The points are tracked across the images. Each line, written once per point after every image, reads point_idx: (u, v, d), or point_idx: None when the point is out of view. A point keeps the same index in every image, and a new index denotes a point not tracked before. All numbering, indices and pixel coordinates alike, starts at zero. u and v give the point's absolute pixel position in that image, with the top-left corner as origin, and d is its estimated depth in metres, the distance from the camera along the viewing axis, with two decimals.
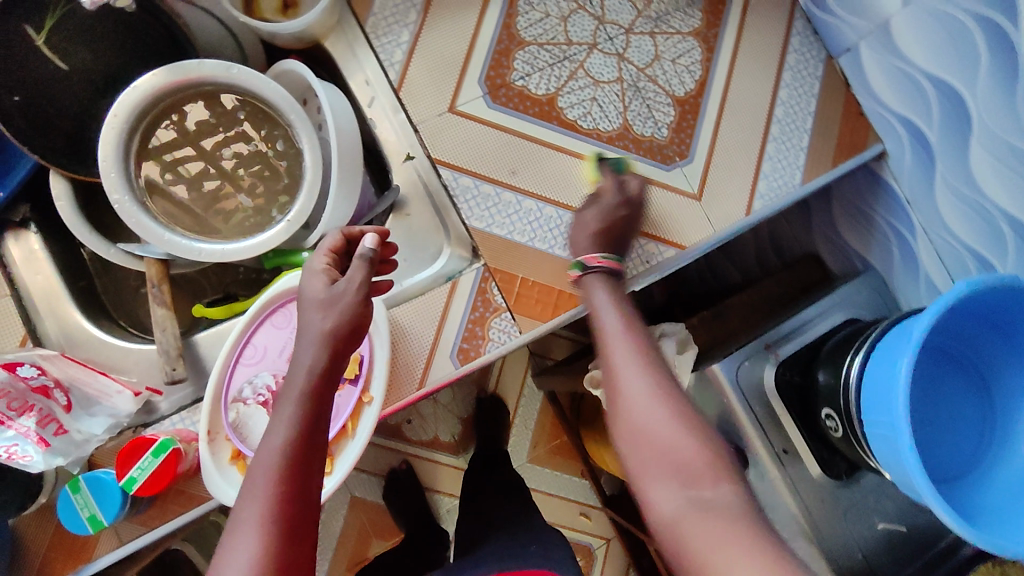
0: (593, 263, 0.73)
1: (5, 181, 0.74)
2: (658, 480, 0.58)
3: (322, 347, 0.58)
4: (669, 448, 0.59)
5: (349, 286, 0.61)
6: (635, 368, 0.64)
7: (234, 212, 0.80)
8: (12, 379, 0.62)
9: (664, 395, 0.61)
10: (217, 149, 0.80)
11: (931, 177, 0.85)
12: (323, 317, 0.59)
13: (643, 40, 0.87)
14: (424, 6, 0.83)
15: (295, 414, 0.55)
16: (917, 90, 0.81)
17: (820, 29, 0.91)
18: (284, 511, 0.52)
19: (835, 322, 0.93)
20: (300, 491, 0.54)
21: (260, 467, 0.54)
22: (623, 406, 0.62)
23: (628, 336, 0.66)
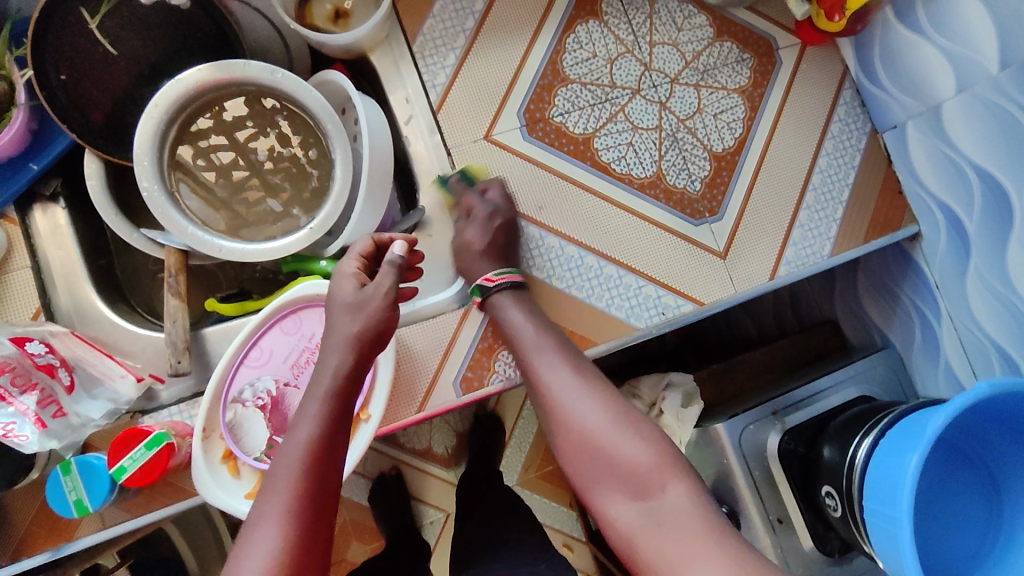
0: (491, 284, 0.77)
1: (42, 154, 0.74)
2: (609, 490, 0.68)
3: (348, 350, 0.61)
4: (617, 460, 0.68)
5: (376, 291, 0.62)
6: (564, 379, 0.72)
7: (258, 205, 0.81)
8: (19, 354, 0.63)
9: (594, 399, 0.72)
10: (250, 142, 0.81)
11: (963, 266, 0.83)
12: (352, 320, 0.62)
13: (688, 91, 0.87)
14: (473, 32, 0.84)
15: (318, 412, 0.60)
16: (960, 177, 0.80)
17: (867, 101, 0.90)
18: (302, 507, 0.56)
19: (849, 395, 0.94)
20: (321, 486, 0.57)
21: (282, 463, 0.58)
22: (565, 421, 0.72)
23: (547, 351, 0.74)
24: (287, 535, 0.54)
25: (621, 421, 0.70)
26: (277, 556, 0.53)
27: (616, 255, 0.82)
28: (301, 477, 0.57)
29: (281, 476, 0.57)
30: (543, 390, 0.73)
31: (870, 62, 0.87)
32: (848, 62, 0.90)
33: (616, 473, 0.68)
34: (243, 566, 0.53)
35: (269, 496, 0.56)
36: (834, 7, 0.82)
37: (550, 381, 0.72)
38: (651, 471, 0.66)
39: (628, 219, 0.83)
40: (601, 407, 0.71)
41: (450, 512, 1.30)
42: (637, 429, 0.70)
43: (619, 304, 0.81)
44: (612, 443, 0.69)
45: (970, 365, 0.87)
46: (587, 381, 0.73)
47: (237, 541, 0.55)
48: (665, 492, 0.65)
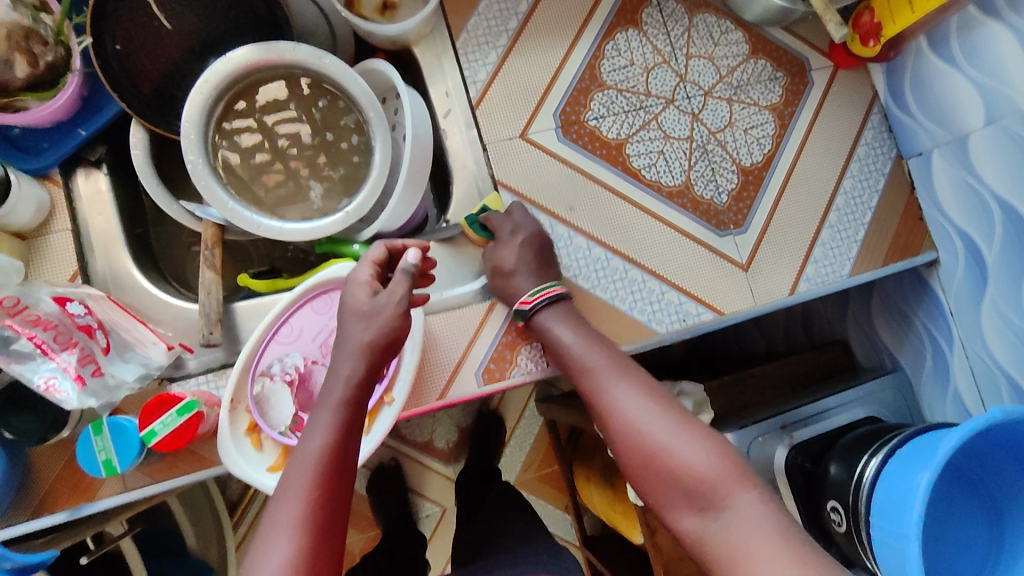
0: (528, 305, 0.74)
1: (90, 120, 0.75)
2: (677, 503, 0.61)
3: (362, 357, 0.61)
4: (682, 469, 0.60)
5: (389, 300, 0.64)
6: (623, 390, 0.66)
7: (278, 189, 0.81)
8: (61, 313, 0.64)
9: (659, 410, 0.64)
10: (278, 125, 0.80)
11: (979, 296, 0.85)
12: (364, 328, 0.62)
13: (720, 104, 0.88)
14: (516, 32, 0.85)
15: (332, 421, 0.59)
16: (982, 209, 0.82)
17: (895, 127, 0.92)
18: (316, 517, 0.55)
19: (856, 416, 0.96)
20: (334, 499, 0.57)
21: (296, 472, 0.57)
22: (626, 432, 0.64)
23: (607, 368, 0.69)
24: (301, 547, 0.53)
25: (689, 428, 0.63)
26: (291, 568, 0.52)
27: (641, 260, 0.83)
28: (315, 486, 0.56)
29: (293, 486, 0.56)
30: (603, 401, 0.67)
31: (900, 90, 0.89)
32: (878, 88, 0.92)
33: (683, 486, 0.60)
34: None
35: (281, 506, 0.56)
36: (869, 33, 0.85)
37: (613, 396, 0.66)
38: (720, 479, 0.59)
39: (655, 226, 0.84)
40: (665, 416, 0.64)
41: (446, 508, 1.31)
42: (701, 434, 0.63)
43: (641, 308, 0.83)
44: (676, 452, 0.61)
45: (978, 393, 0.89)
46: (651, 392, 0.66)
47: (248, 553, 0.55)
48: (737, 501, 0.58)
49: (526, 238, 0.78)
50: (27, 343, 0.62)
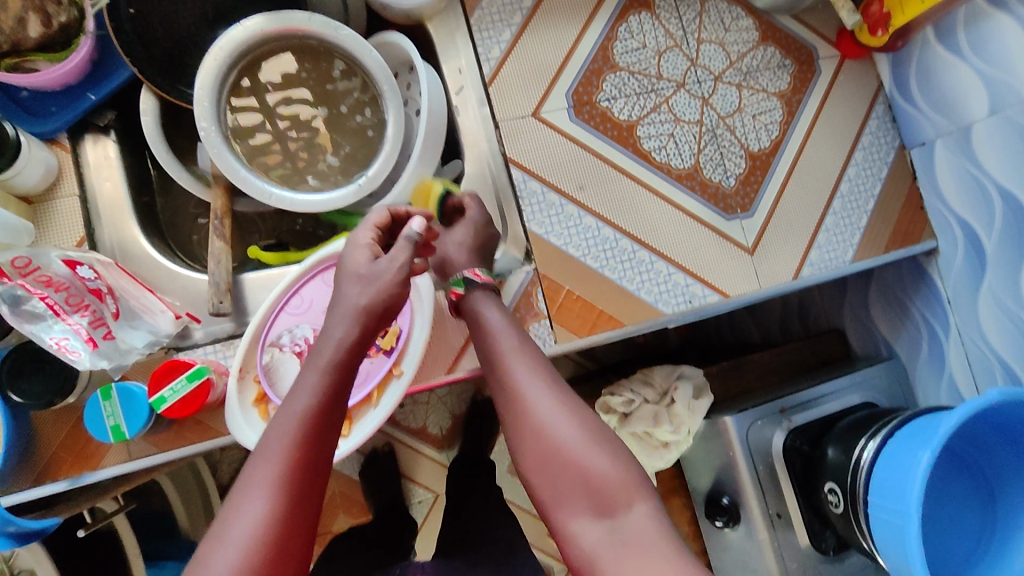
0: (476, 278, 0.71)
1: (100, 85, 0.74)
2: (571, 504, 0.59)
3: (355, 321, 0.62)
4: (582, 473, 0.58)
5: (389, 265, 0.64)
6: (534, 382, 0.63)
7: (276, 170, 0.79)
8: (71, 276, 0.63)
9: (567, 411, 0.62)
10: (280, 104, 0.80)
11: (977, 284, 0.87)
12: (360, 292, 0.63)
13: (730, 89, 0.89)
14: (530, 11, 0.86)
15: (318, 382, 0.59)
16: (983, 199, 0.84)
17: (899, 118, 0.92)
18: (293, 480, 0.54)
19: (850, 402, 0.97)
20: (312, 462, 0.56)
21: (275, 436, 0.56)
22: (529, 426, 0.61)
23: (521, 356, 0.65)
24: (276, 509, 0.53)
25: (593, 435, 0.61)
26: (264, 529, 0.52)
27: (649, 240, 0.84)
28: (296, 449, 0.56)
29: (273, 446, 0.55)
30: (512, 392, 0.63)
31: (905, 82, 0.90)
32: (883, 79, 0.93)
33: (581, 488, 0.58)
34: (228, 535, 0.52)
35: (259, 467, 0.55)
36: (878, 23, 0.86)
37: (522, 389, 0.63)
38: (619, 488, 0.58)
39: (664, 208, 0.85)
40: (572, 419, 0.61)
41: (439, 494, 1.31)
42: (605, 439, 0.61)
43: (649, 289, 0.83)
44: (578, 456, 0.59)
45: (973, 379, 0.91)
46: (559, 390, 0.63)
47: (221, 508, 0.54)
48: (630, 510, 0.57)
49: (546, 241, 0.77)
50: (39, 303, 0.62)
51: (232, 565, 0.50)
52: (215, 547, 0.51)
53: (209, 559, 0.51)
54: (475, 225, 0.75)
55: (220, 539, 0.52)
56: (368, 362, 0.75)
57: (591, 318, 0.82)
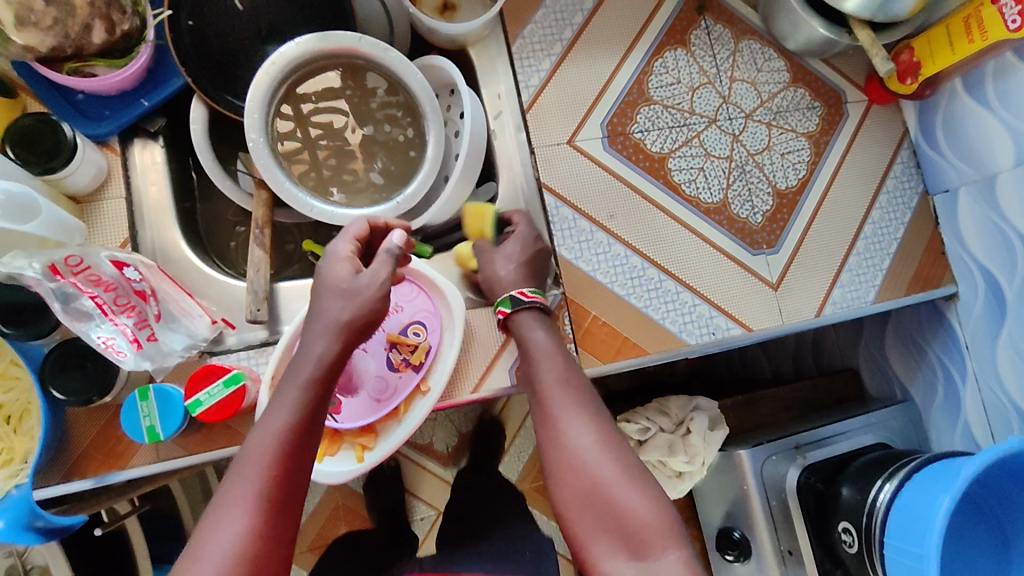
0: (523, 299, 0.72)
1: (153, 92, 0.76)
2: (604, 544, 0.58)
3: (336, 335, 0.60)
4: (618, 511, 0.58)
5: (372, 281, 0.61)
6: (576, 416, 0.64)
7: (303, 176, 0.81)
8: (119, 277, 0.64)
9: (605, 449, 0.62)
10: (313, 113, 0.81)
11: (996, 333, 0.88)
12: (342, 307, 0.60)
13: (760, 128, 0.91)
14: (570, 42, 0.88)
15: (298, 399, 0.57)
16: (1007, 250, 0.84)
17: (923, 164, 0.94)
18: (271, 496, 0.54)
19: (864, 442, 0.98)
20: (290, 478, 0.55)
21: (250, 454, 0.55)
22: (567, 463, 0.62)
23: (565, 390, 0.66)
24: (253, 526, 0.52)
25: (629, 473, 0.60)
26: (242, 547, 0.51)
27: (675, 270, 0.85)
28: (273, 465, 0.54)
29: (251, 461, 0.54)
30: (552, 425, 0.64)
31: (930, 128, 0.92)
32: (909, 124, 0.95)
33: (615, 527, 0.58)
34: (205, 554, 0.51)
35: (235, 484, 0.54)
36: (908, 71, 0.88)
37: (564, 420, 0.64)
38: (653, 531, 0.57)
39: (691, 240, 0.86)
40: (609, 455, 0.61)
41: (441, 512, 1.31)
42: (641, 479, 0.60)
43: (673, 318, 0.84)
44: (614, 493, 0.59)
45: (988, 426, 0.91)
46: (603, 429, 0.63)
47: (199, 521, 0.53)
48: (664, 556, 0.56)
49: (528, 257, 0.77)
50: (89, 302, 0.62)
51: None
52: (192, 563, 0.51)
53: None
54: (525, 243, 0.78)
55: (199, 557, 0.51)
56: (396, 376, 0.76)
57: (615, 343, 0.83)
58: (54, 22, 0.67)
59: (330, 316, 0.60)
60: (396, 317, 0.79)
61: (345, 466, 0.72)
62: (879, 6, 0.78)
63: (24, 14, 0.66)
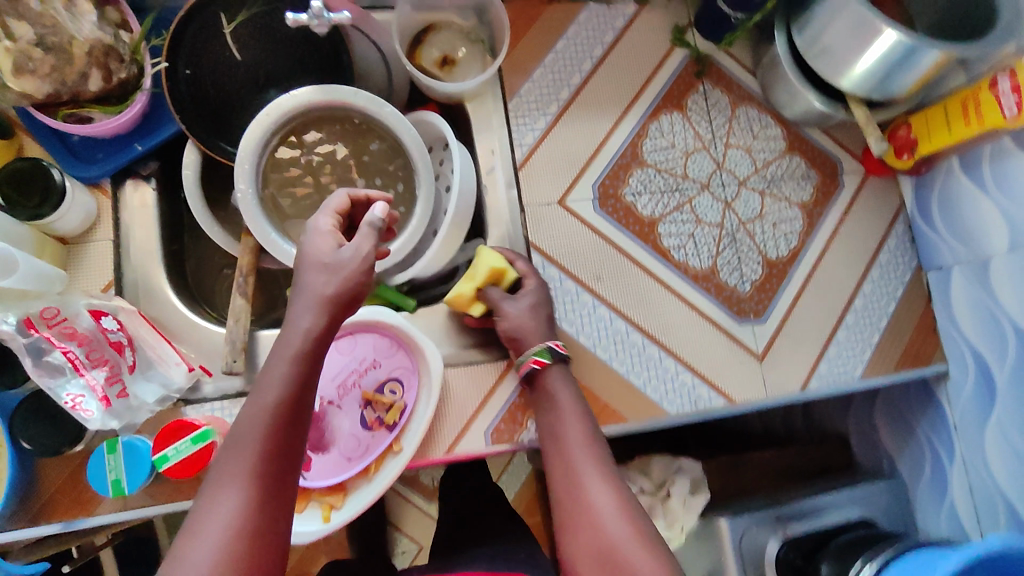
0: (559, 349, 0.74)
1: (148, 137, 0.76)
2: None
3: (322, 311, 0.55)
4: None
5: (354, 255, 0.56)
6: (595, 474, 0.63)
7: (303, 202, 0.79)
8: (95, 328, 0.66)
9: (624, 512, 0.60)
10: (317, 144, 0.80)
11: (985, 416, 0.86)
12: (325, 281, 0.55)
13: (753, 196, 0.91)
14: (566, 102, 0.89)
15: (286, 373, 0.54)
16: (998, 333, 0.82)
17: (918, 239, 0.93)
18: (266, 472, 0.52)
19: (850, 516, 0.97)
20: (284, 452, 0.53)
21: (243, 429, 0.53)
22: (585, 524, 0.60)
23: (585, 449, 0.66)
24: (249, 501, 0.50)
25: (644, 536, 0.59)
26: (239, 521, 0.50)
27: (660, 336, 0.85)
28: (266, 440, 0.52)
29: (244, 436, 0.52)
30: (571, 483, 0.63)
31: (926, 203, 0.91)
32: (905, 198, 0.94)
33: None
34: (202, 527, 0.49)
35: (230, 458, 0.52)
36: (905, 146, 0.88)
37: (584, 478, 0.63)
38: None
39: (678, 306, 0.86)
40: (625, 517, 0.60)
41: (424, 546, 1.29)
42: (657, 544, 0.59)
43: (655, 385, 0.83)
44: (629, 558, 0.57)
45: (975, 512, 0.89)
46: (621, 489, 0.62)
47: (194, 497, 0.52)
48: None
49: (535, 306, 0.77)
50: (60, 356, 0.64)
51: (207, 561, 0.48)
52: (190, 539, 0.49)
53: (182, 554, 0.49)
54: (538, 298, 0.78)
55: (195, 532, 0.50)
56: (369, 435, 0.76)
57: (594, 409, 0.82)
58: (51, 69, 0.66)
59: (313, 296, 0.55)
60: (374, 373, 0.79)
61: (310, 526, 0.71)
62: (877, 84, 0.77)
63: (22, 62, 0.64)
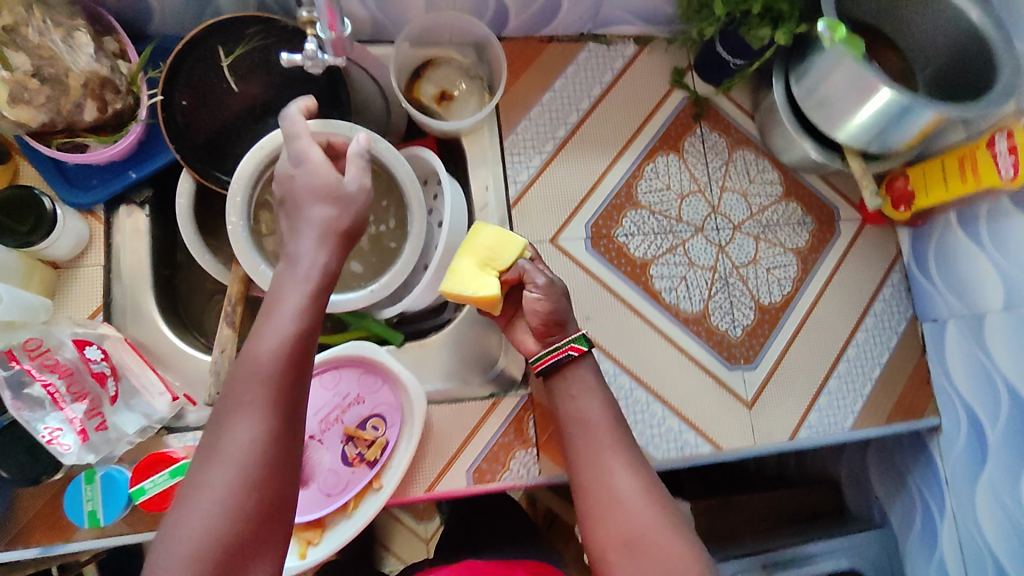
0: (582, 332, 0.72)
1: (143, 164, 0.77)
2: None
3: (329, 243, 0.57)
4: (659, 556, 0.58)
5: (358, 189, 0.59)
6: (619, 458, 0.63)
7: None
8: (78, 359, 0.67)
9: (648, 494, 0.61)
10: None
11: (976, 473, 0.84)
12: (332, 212, 0.57)
13: (747, 240, 0.90)
14: (562, 140, 0.89)
15: (298, 308, 0.54)
16: (991, 389, 0.81)
17: (914, 289, 0.92)
18: (281, 403, 0.51)
19: (840, 565, 0.96)
20: (297, 384, 0.53)
21: (253, 361, 0.52)
22: (608, 505, 0.61)
23: (609, 434, 0.65)
24: (267, 432, 0.50)
25: (670, 519, 0.60)
26: (258, 449, 0.50)
27: (648, 380, 0.84)
28: (280, 373, 0.52)
29: (257, 368, 0.51)
30: (593, 465, 0.63)
31: (923, 254, 0.90)
32: (903, 247, 0.94)
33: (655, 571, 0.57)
34: (222, 453, 0.49)
35: (244, 389, 0.51)
36: (901, 199, 0.87)
37: (606, 461, 0.63)
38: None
39: (667, 350, 0.85)
40: (650, 499, 0.61)
41: None
42: (682, 528, 0.60)
43: (641, 430, 0.82)
44: (656, 538, 0.59)
45: (964, 568, 0.87)
46: (645, 472, 0.63)
47: (207, 426, 0.51)
48: None
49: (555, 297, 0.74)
50: (41, 389, 0.65)
51: (229, 486, 0.48)
52: (208, 464, 0.49)
53: (203, 480, 0.49)
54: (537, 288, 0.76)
55: (214, 457, 0.50)
56: (350, 471, 0.75)
57: None
58: (47, 100, 0.67)
59: (319, 223, 0.57)
60: (357, 409, 0.78)
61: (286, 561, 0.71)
62: (874, 137, 0.77)
63: (18, 92, 0.66)
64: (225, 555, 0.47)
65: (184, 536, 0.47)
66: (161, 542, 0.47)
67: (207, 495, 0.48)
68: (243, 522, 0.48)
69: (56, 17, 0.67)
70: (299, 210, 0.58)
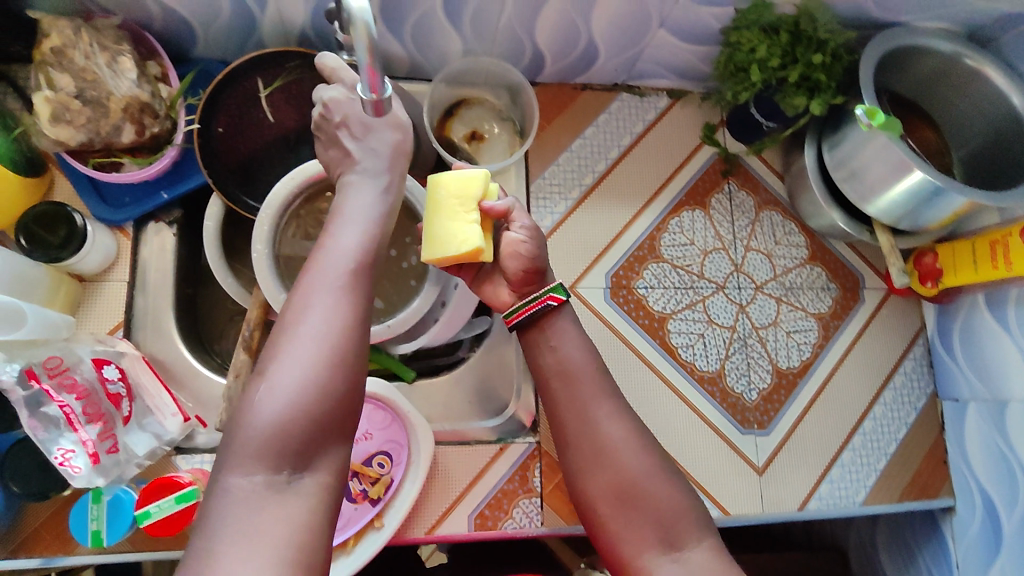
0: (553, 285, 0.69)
1: (175, 185, 0.79)
2: (638, 536, 0.59)
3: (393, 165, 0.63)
4: (654, 504, 0.59)
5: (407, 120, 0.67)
6: (606, 408, 0.64)
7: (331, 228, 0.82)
8: (95, 379, 0.68)
9: (638, 444, 0.62)
10: None
11: (988, 563, 0.81)
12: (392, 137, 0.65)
13: (769, 301, 0.89)
14: (589, 188, 0.89)
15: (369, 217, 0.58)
16: (1009, 477, 0.79)
17: (936, 364, 0.91)
18: (356, 294, 0.55)
19: None
20: (370, 281, 0.56)
21: (329, 256, 0.55)
22: (598, 452, 0.62)
23: (594, 389, 0.65)
24: (347, 315, 0.53)
25: (663, 468, 0.61)
26: (339, 329, 0.53)
27: (659, 437, 0.83)
28: (355, 268, 0.55)
29: (333, 262, 0.55)
30: (578, 418, 0.64)
31: (948, 332, 0.89)
32: (927, 322, 0.92)
33: (651, 517, 0.59)
34: (303, 332, 0.52)
35: (321, 279, 0.54)
36: (928, 275, 0.86)
37: (593, 413, 0.63)
38: (687, 519, 0.59)
39: (681, 410, 0.84)
40: (641, 448, 0.62)
41: None
42: (672, 475, 0.61)
43: None
44: (652, 484, 0.60)
45: None
46: (633, 423, 0.64)
47: (280, 316, 0.54)
48: (698, 545, 0.58)
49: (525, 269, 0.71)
50: (57, 409, 0.65)
51: (314, 360, 0.51)
52: (288, 342, 0.52)
53: (287, 357, 0.51)
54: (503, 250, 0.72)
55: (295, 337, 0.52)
56: (351, 507, 0.74)
57: None
58: (87, 121, 0.69)
59: (389, 142, 0.64)
60: (363, 445, 0.77)
61: None
62: (906, 214, 0.76)
63: (60, 112, 0.68)
64: (310, 432, 0.50)
65: (272, 406, 0.49)
66: (241, 420, 0.50)
67: (293, 368, 0.50)
68: (329, 398, 0.51)
69: (102, 41, 0.69)
70: (366, 126, 0.64)
